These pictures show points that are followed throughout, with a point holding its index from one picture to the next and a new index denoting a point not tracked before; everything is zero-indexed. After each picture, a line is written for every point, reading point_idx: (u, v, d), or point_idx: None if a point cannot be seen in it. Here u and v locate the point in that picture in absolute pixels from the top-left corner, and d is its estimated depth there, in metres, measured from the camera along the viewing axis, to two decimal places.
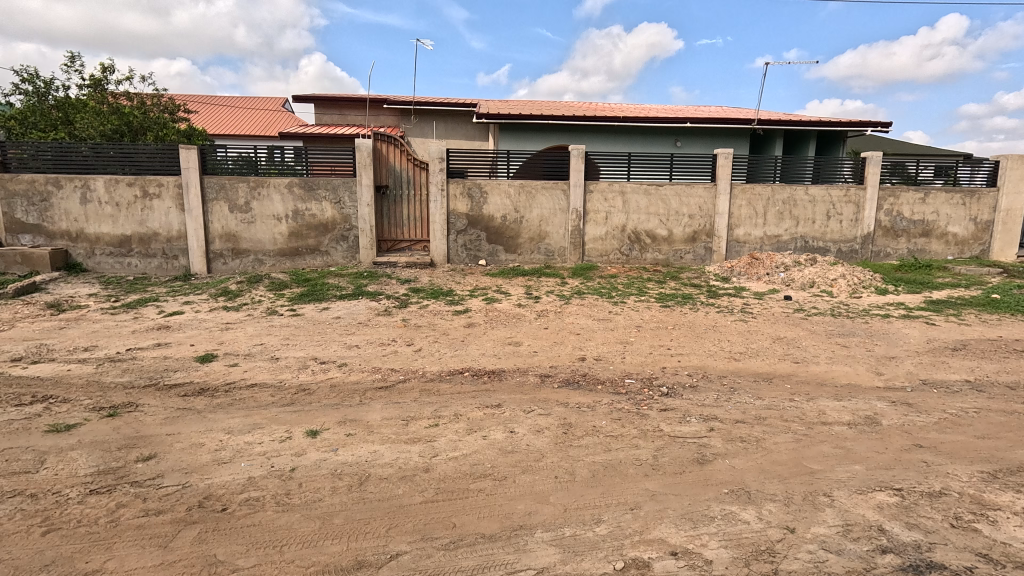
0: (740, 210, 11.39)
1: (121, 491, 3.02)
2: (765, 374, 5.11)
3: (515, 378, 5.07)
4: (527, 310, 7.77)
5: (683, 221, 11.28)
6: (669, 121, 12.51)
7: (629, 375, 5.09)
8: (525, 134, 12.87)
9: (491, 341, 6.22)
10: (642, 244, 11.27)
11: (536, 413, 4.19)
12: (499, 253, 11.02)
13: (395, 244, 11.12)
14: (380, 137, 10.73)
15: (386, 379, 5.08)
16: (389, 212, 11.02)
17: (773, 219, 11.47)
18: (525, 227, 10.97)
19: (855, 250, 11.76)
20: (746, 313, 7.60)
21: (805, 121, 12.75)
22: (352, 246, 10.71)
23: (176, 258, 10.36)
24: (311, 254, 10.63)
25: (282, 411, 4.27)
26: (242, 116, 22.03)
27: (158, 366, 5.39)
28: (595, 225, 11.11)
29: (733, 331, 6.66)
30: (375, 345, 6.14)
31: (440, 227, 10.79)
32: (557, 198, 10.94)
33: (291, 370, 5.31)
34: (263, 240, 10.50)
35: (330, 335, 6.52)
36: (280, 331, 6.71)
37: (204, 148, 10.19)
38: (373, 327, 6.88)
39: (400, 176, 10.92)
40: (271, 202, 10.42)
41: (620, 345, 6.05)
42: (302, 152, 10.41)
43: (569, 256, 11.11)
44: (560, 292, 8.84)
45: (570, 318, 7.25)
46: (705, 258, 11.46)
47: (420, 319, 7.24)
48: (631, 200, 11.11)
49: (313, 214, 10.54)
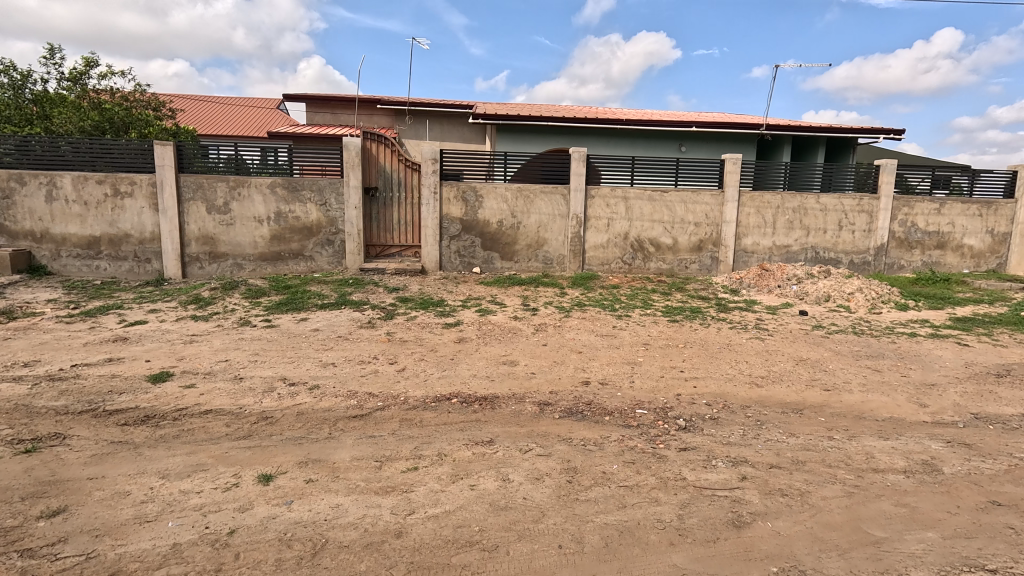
0: (748, 218, 10.84)
1: (3, 566, 2.37)
2: (794, 404, 4.49)
3: (510, 407, 4.44)
4: (524, 324, 7.14)
5: (688, 230, 10.71)
6: (674, 124, 11.96)
7: (640, 404, 4.46)
8: (523, 136, 12.29)
9: (484, 360, 5.59)
10: (645, 252, 10.68)
11: (534, 453, 3.57)
12: (495, 261, 10.41)
13: (384, 249, 10.47)
14: (369, 136, 10.13)
15: (362, 406, 4.43)
16: (378, 215, 10.37)
17: (783, 229, 10.93)
18: (522, 233, 10.37)
19: (868, 262, 11.22)
20: (761, 330, 6.99)
21: (815, 127, 12.25)
22: (338, 251, 10.06)
23: (148, 261, 9.67)
24: (295, 259, 9.98)
25: (235, 447, 3.61)
26: (231, 116, 21.38)
27: (101, 387, 4.71)
28: (596, 232, 10.52)
29: (750, 351, 6.05)
30: (354, 363, 5.49)
31: (433, 232, 10.17)
32: (556, 203, 10.36)
33: (254, 394, 4.65)
34: (243, 243, 9.84)
35: (305, 350, 5.87)
36: (250, 345, 6.04)
37: (180, 144, 9.54)
38: (354, 342, 6.24)
39: (390, 177, 10.30)
40: (251, 203, 9.77)
41: (627, 367, 5.43)
42: (292, 153, 9.85)
43: (569, 264, 10.51)
44: (559, 304, 8.22)
45: (570, 334, 6.63)
46: (711, 268, 10.88)
47: (406, 332, 6.60)
48: (634, 207, 10.53)
49: (297, 216, 9.90)
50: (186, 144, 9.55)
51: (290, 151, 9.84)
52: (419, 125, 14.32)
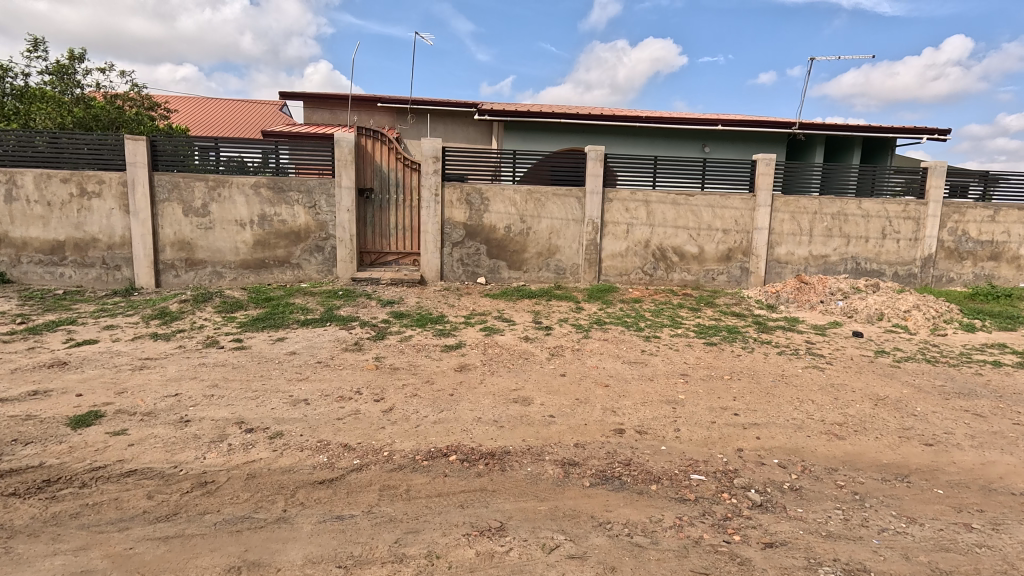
0: (782, 225, 9.81)
1: None
2: (896, 468, 3.45)
3: (526, 468, 3.42)
4: (536, 347, 6.11)
5: (716, 237, 9.69)
6: (698, 122, 10.94)
7: (694, 467, 3.43)
8: (533, 134, 11.31)
9: (491, 397, 4.58)
10: (668, 262, 9.66)
11: (565, 554, 2.55)
12: (502, 270, 9.40)
13: (380, 256, 9.48)
14: (364, 132, 9.17)
15: (333, 465, 3.41)
16: (373, 219, 9.39)
17: (820, 237, 9.90)
18: (533, 240, 9.37)
19: (914, 274, 10.16)
20: (817, 357, 5.93)
21: (853, 126, 11.22)
22: (328, 258, 9.09)
23: (118, 269, 8.71)
24: (280, 267, 9.01)
25: (145, 541, 2.60)
26: (228, 116, 20.48)
27: (4, 434, 3.70)
28: (614, 239, 9.52)
29: (813, 385, 5.01)
30: (331, 399, 4.48)
31: (434, 238, 9.19)
32: (570, 207, 9.36)
33: (197, 445, 3.63)
34: (223, 249, 8.89)
35: (275, 382, 4.87)
36: (210, 374, 5.03)
37: (154, 139, 8.60)
38: (336, 369, 5.25)
39: (386, 177, 9.32)
40: (232, 204, 8.82)
41: (669, 409, 4.39)
42: (279, 148, 8.87)
43: (583, 275, 9.50)
44: (575, 321, 7.19)
45: (593, 361, 5.60)
46: (741, 280, 9.85)
47: (397, 358, 5.58)
48: (656, 211, 9.53)
49: (283, 220, 8.94)
50: (161, 139, 8.61)
51: (276, 146, 8.87)
52: (421, 124, 13.37)
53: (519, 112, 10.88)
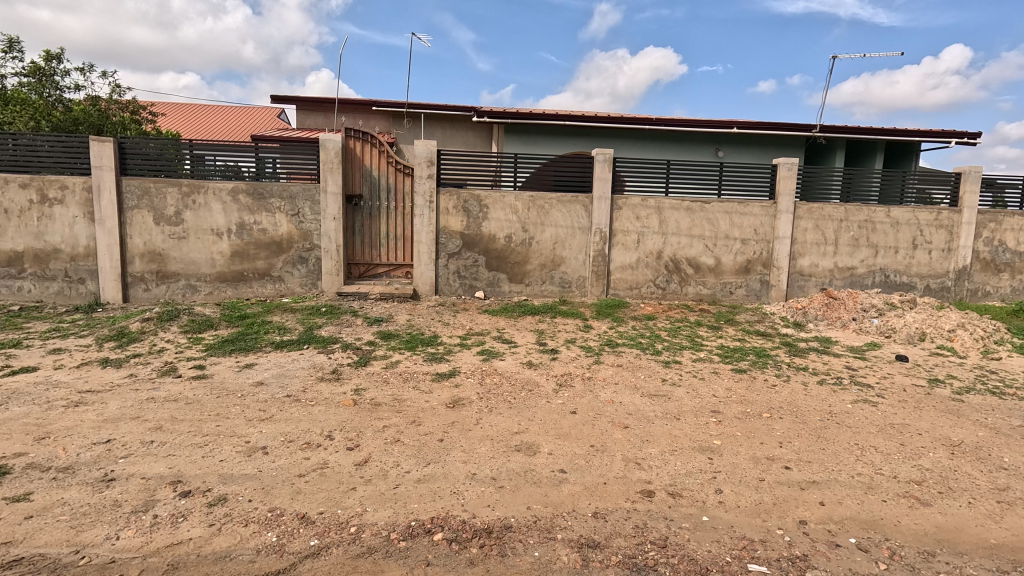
0: (805, 234, 9.08)
1: None
2: (1012, 553, 2.67)
3: (533, 553, 2.63)
4: (541, 375, 5.34)
5: (734, 247, 8.96)
6: (712, 125, 10.22)
7: (750, 552, 2.64)
8: (535, 137, 10.59)
9: (489, 445, 3.80)
10: (682, 275, 8.92)
11: None
12: (502, 283, 8.64)
13: (369, 268, 8.73)
14: (351, 133, 8.45)
15: (282, 549, 2.62)
16: (362, 228, 8.64)
17: (846, 248, 9.16)
18: (535, 250, 8.63)
19: (948, 287, 9.42)
20: (864, 388, 5.15)
21: (877, 129, 10.52)
22: (312, 270, 8.35)
23: (82, 282, 7.97)
24: (260, 280, 8.27)
25: None
26: (220, 121, 19.78)
27: None
28: (624, 249, 8.78)
29: (870, 426, 4.23)
30: (295, 447, 3.71)
31: (428, 249, 8.44)
32: (576, 215, 8.63)
33: (113, 518, 2.85)
34: (198, 260, 8.15)
35: (232, 422, 4.09)
36: (156, 412, 4.25)
37: (123, 141, 7.89)
38: (308, 405, 4.48)
39: (375, 182, 8.59)
40: (208, 212, 8.08)
41: (704, 461, 3.61)
42: (259, 151, 8.13)
43: (591, 289, 8.75)
44: (584, 343, 6.43)
45: (607, 394, 4.84)
46: (761, 294, 9.10)
47: (381, 390, 4.80)
48: (669, 219, 8.80)
49: (263, 229, 8.20)
50: (131, 141, 7.91)
51: (256, 148, 8.12)
52: (417, 128, 12.61)
53: (521, 113, 10.17)
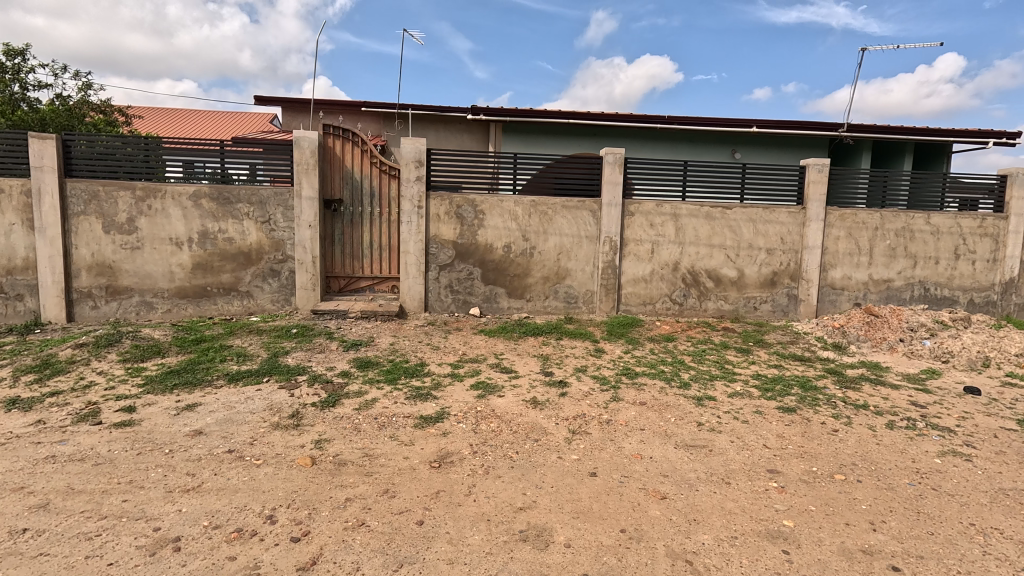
0: (837, 243, 8.16)
1: None
2: None
3: None
4: (550, 418, 4.36)
5: (759, 258, 8.04)
6: (730, 124, 9.33)
7: None
8: (536, 137, 9.69)
9: (486, 533, 2.81)
10: (700, 289, 8.00)
11: None
12: (501, 298, 7.69)
13: (351, 282, 7.77)
14: (330, 130, 7.50)
15: None
16: (343, 237, 7.67)
17: (882, 258, 8.26)
18: (538, 262, 7.69)
19: (993, 301, 8.52)
20: (946, 433, 4.19)
21: (909, 128, 9.65)
22: (286, 285, 7.38)
23: (20, 299, 6.96)
24: (225, 295, 7.30)
25: None
26: (202, 125, 18.80)
27: None
28: (636, 260, 7.85)
29: (980, 494, 3.26)
30: (218, 539, 2.71)
31: (416, 260, 7.49)
32: (583, 222, 7.70)
33: None
34: (154, 273, 7.17)
35: (146, 496, 3.08)
36: (48, 479, 3.24)
37: (68, 138, 6.91)
38: (253, 465, 3.48)
39: (357, 185, 7.63)
40: (166, 219, 7.11)
41: (779, 557, 2.63)
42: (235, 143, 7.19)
43: (599, 305, 7.81)
44: (597, 373, 5.46)
45: (632, 446, 3.89)
46: (788, 310, 8.18)
47: (349, 443, 3.81)
48: (686, 227, 7.88)
49: (228, 238, 7.23)
50: (77, 139, 6.93)
51: (221, 145, 7.16)
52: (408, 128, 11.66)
53: (521, 110, 9.24)
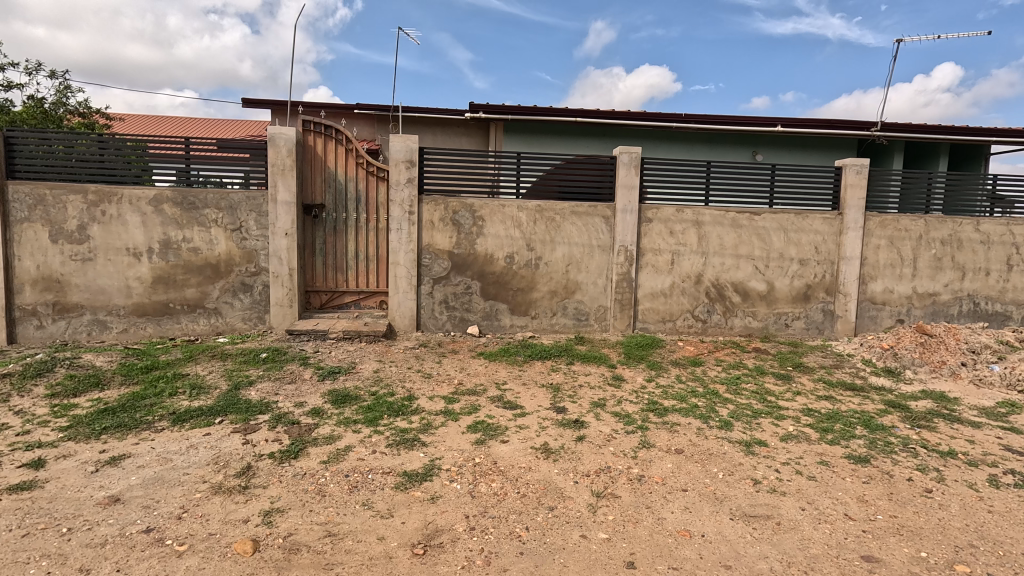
0: (877, 253, 7.32)
1: None
2: None
3: None
4: (567, 474, 3.47)
5: (791, 270, 7.20)
6: (752, 123, 8.54)
7: None
8: (540, 138, 8.89)
9: None
10: (726, 304, 7.14)
11: None
12: (502, 315, 6.83)
13: (333, 297, 6.90)
14: (309, 126, 6.68)
15: None
16: (325, 246, 6.81)
17: (927, 270, 7.41)
18: (544, 274, 6.84)
19: None
20: None
21: (946, 127, 8.85)
22: (259, 301, 6.51)
23: None
24: (189, 313, 6.43)
25: None
26: (190, 129, 18.03)
27: None
28: (654, 273, 7.00)
29: None
30: None
31: (407, 273, 6.63)
32: (595, 230, 6.86)
33: None
34: (108, 288, 6.30)
35: None
36: None
37: (12, 135, 6.07)
38: (172, 555, 2.56)
39: (340, 189, 6.78)
40: (122, 226, 6.25)
41: None
42: (219, 146, 6.41)
43: (613, 322, 6.94)
44: (619, 408, 4.59)
45: (676, 519, 2.99)
46: (824, 327, 7.32)
47: (308, 517, 2.90)
48: (710, 235, 7.04)
49: (194, 248, 6.38)
50: (21, 136, 6.08)
51: (186, 142, 6.33)
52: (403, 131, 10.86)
53: (524, 108, 8.43)
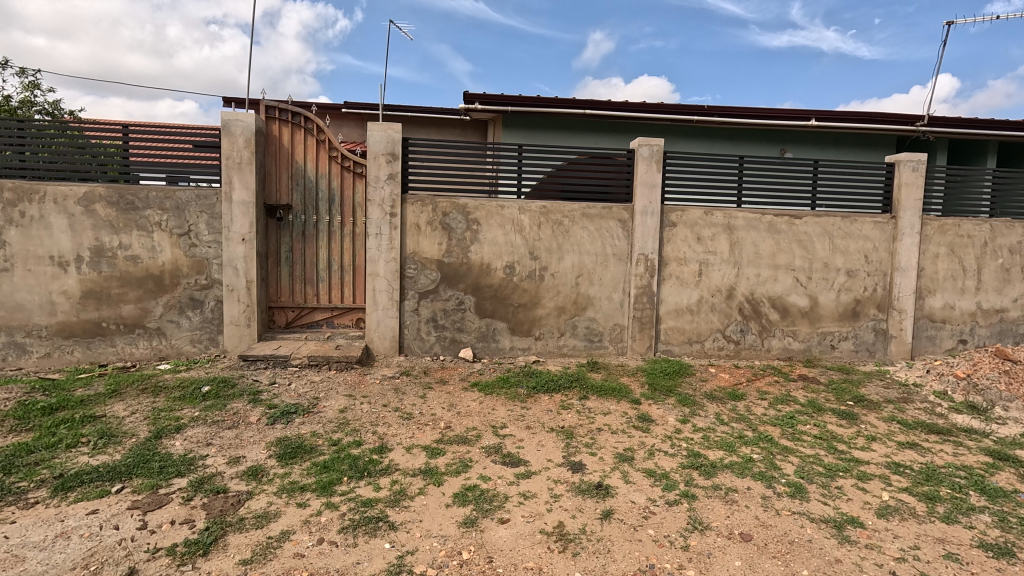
0: (937, 263, 6.30)
1: None
2: None
3: None
4: None
5: (838, 283, 6.17)
6: (782, 116, 7.56)
7: None
8: (543, 133, 7.90)
9: None
10: (762, 323, 6.11)
11: None
12: (501, 336, 5.78)
13: (302, 315, 5.86)
14: (273, 113, 5.66)
15: None
16: (291, 254, 5.77)
17: (993, 282, 6.39)
18: (550, 287, 5.80)
19: None
20: None
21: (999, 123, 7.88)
22: (211, 319, 5.46)
23: None
24: (126, 334, 5.38)
25: None
26: None
27: None
28: (678, 285, 5.97)
29: None
30: None
31: (388, 286, 5.59)
32: (610, 236, 5.84)
33: None
34: (29, 305, 5.25)
35: None
36: None
37: None
38: None
39: (309, 187, 5.76)
40: (46, 231, 5.21)
41: None
42: (166, 136, 5.40)
43: (631, 344, 5.90)
44: (653, 465, 3.51)
45: None
46: (876, 349, 6.28)
47: None
48: (744, 242, 6.02)
49: (133, 256, 5.34)
50: None
51: (124, 130, 5.33)
52: None
53: (525, 99, 7.43)
